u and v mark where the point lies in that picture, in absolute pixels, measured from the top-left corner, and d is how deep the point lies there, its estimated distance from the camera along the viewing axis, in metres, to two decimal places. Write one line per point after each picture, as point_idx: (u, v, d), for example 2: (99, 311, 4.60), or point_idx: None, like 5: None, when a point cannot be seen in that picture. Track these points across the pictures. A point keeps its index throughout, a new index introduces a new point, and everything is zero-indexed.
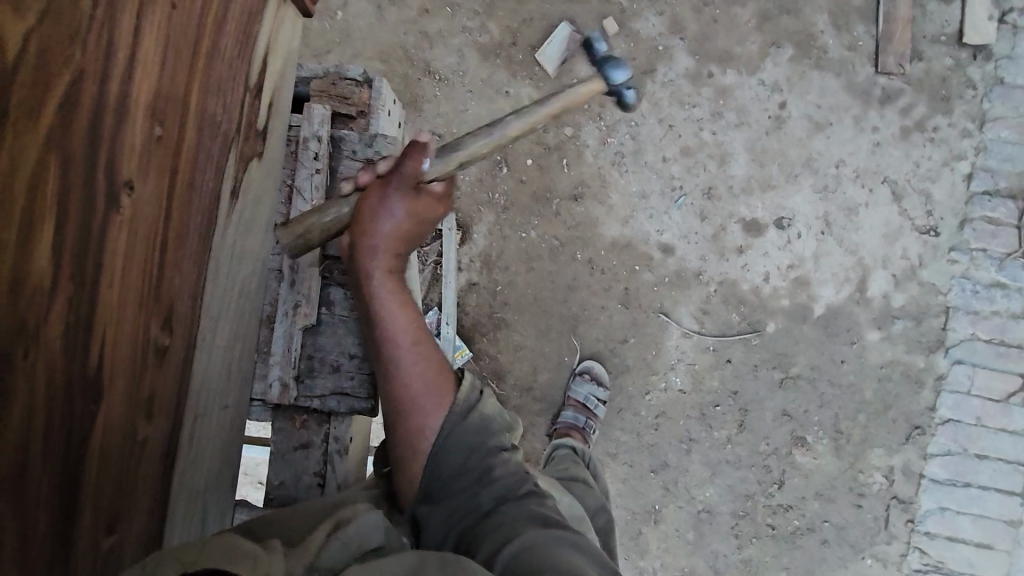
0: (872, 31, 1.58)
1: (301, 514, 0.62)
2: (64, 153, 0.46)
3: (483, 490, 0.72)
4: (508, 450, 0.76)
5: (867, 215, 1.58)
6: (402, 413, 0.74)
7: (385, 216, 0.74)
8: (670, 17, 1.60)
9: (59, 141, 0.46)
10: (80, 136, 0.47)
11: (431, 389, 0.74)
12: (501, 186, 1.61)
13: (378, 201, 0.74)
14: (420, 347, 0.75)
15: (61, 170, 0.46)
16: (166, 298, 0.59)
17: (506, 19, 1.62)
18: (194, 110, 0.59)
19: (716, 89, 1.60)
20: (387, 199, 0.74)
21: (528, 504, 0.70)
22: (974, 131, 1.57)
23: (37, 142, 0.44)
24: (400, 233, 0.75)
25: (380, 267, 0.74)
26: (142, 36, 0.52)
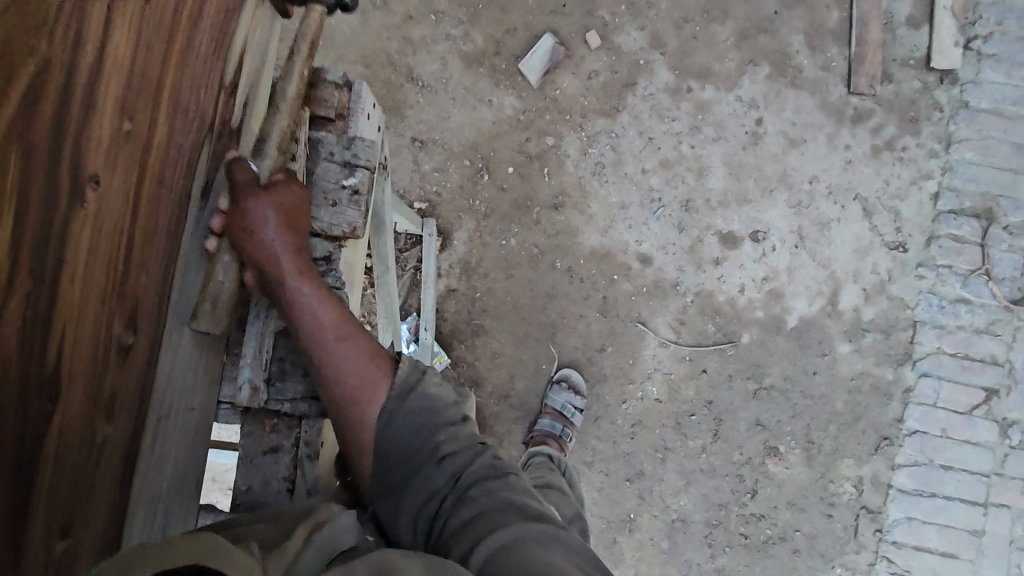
0: (845, 52, 1.63)
1: (277, 518, 0.59)
2: (27, 143, 0.44)
3: (438, 469, 0.72)
4: (458, 423, 0.75)
5: (839, 230, 1.63)
6: (345, 416, 0.70)
7: (263, 224, 0.64)
8: (651, 33, 1.63)
9: (22, 130, 0.43)
10: (45, 130, 0.45)
11: (368, 381, 0.71)
12: (482, 193, 1.62)
13: (253, 210, 0.64)
14: (347, 336, 0.71)
15: (23, 160, 0.44)
16: (132, 296, 0.55)
17: (491, 29, 1.63)
18: (167, 100, 0.55)
19: (695, 104, 1.63)
20: (258, 212, 0.64)
21: (492, 490, 0.70)
22: (941, 151, 1.61)
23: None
24: (292, 227, 0.67)
25: (289, 268, 0.67)
26: (112, 31, 0.49)
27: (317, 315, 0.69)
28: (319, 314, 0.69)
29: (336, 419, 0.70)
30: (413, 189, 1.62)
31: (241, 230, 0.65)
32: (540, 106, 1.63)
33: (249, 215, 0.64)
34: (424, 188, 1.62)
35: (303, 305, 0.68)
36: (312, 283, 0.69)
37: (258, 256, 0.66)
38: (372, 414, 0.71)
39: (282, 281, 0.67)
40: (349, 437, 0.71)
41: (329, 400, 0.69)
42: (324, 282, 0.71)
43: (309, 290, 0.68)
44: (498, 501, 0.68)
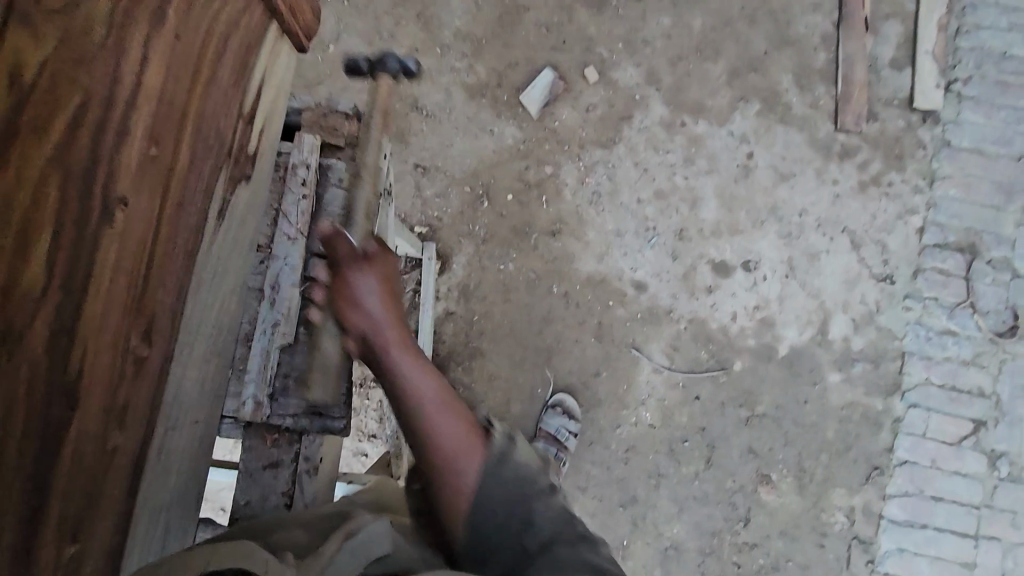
0: (832, 91, 1.70)
1: (314, 527, 0.63)
2: (64, 169, 0.43)
3: (525, 534, 0.70)
4: (547, 490, 0.75)
5: (828, 261, 1.67)
6: (442, 482, 0.71)
7: (367, 296, 0.72)
8: (647, 69, 1.70)
9: (61, 160, 0.42)
10: (81, 155, 0.44)
11: (463, 447, 0.73)
12: (481, 218, 1.66)
13: (356, 284, 0.73)
14: (445, 403, 0.75)
15: (60, 186, 0.42)
16: (149, 310, 0.55)
17: (493, 62, 1.70)
18: (191, 124, 0.56)
19: (689, 137, 1.69)
20: (365, 285, 0.73)
21: (578, 550, 0.68)
22: (925, 188, 1.67)
23: (41, 160, 0.41)
24: (391, 300, 0.74)
25: (391, 338, 0.73)
26: (148, 61, 0.49)
27: (415, 380, 0.74)
28: (417, 380, 0.74)
29: (434, 485, 0.72)
30: (414, 213, 1.66)
31: (347, 303, 0.72)
32: (539, 136, 1.68)
33: (353, 288, 0.72)
34: (425, 213, 1.66)
35: (404, 372, 0.74)
36: (409, 350, 0.75)
37: (363, 327, 0.72)
38: (468, 479, 0.71)
39: (385, 350, 0.73)
40: (446, 504, 0.71)
41: (428, 466, 0.72)
42: (422, 354, 0.77)
43: (406, 357, 0.74)
44: (578, 560, 0.67)
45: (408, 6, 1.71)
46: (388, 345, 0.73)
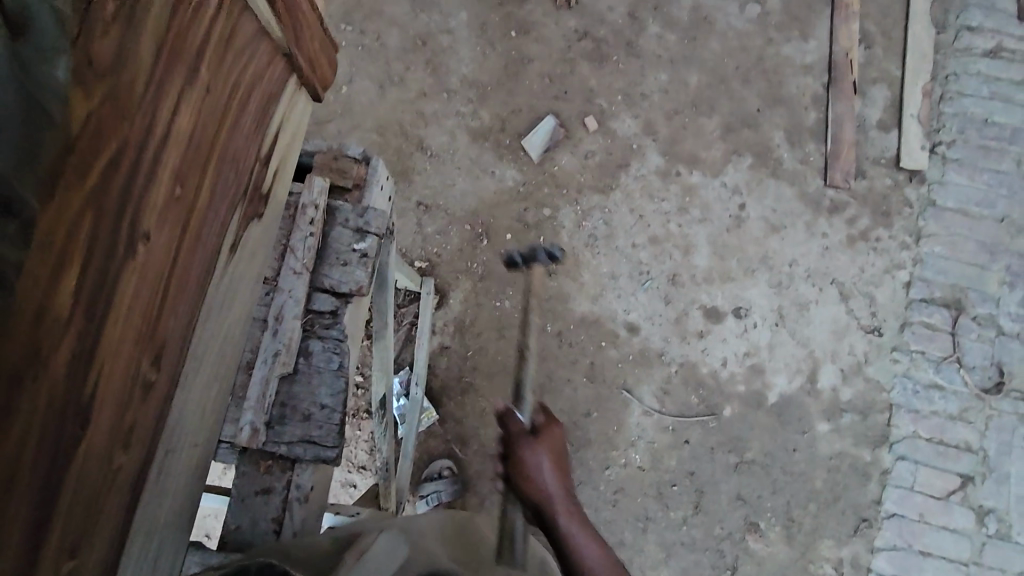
0: (822, 149, 1.77)
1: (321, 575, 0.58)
2: (97, 208, 0.45)
3: None
4: None
5: (817, 311, 1.71)
6: None
7: (540, 466, 0.92)
8: (644, 120, 1.78)
9: (95, 200, 0.44)
10: (114, 196, 0.46)
11: None
12: (480, 257, 1.72)
13: (532, 458, 0.93)
14: (606, 561, 0.87)
15: (93, 223, 0.45)
16: (160, 338, 0.57)
17: (498, 108, 1.78)
18: (214, 165, 0.59)
19: (683, 186, 1.76)
20: (535, 453, 0.93)
21: None
22: (912, 244, 1.72)
23: (79, 200, 0.43)
24: (559, 471, 0.93)
25: (560, 504, 0.90)
26: (181, 107, 0.51)
27: (580, 539, 0.88)
28: (581, 538, 0.88)
29: None
30: (415, 249, 1.72)
31: (525, 474, 0.92)
32: (539, 179, 1.75)
33: (531, 460, 0.93)
34: (425, 249, 1.72)
35: (571, 534, 0.89)
36: (574, 515, 0.91)
37: (539, 493, 0.90)
38: None
39: (555, 514, 0.90)
40: None
41: None
42: (585, 521, 0.91)
43: (571, 522, 0.90)
44: None
45: (418, 54, 1.81)
46: (556, 506, 0.90)
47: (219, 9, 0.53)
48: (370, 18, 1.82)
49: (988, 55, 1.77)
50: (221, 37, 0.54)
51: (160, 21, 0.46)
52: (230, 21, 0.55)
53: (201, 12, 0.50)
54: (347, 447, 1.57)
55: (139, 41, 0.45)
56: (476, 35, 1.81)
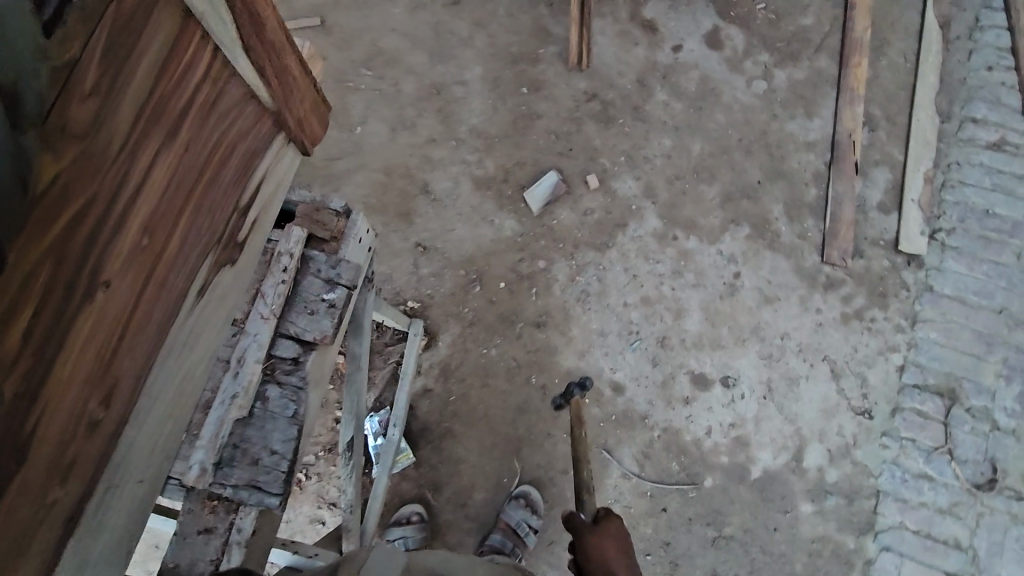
0: (821, 225, 1.78)
1: None
2: (58, 257, 0.47)
3: None
4: None
5: (807, 387, 1.68)
6: None
7: (603, 548, 0.97)
8: (645, 183, 1.82)
9: (57, 250, 0.47)
10: (78, 245, 0.48)
11: None
12: (472, 302, 1.75)
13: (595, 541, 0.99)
14: None
15: (52, 271, 0.47)
16: (112, 377, 0.58)
17: (503, 160, 1.85)
18: (188, 216, 0.61)
19: (679, 251, 1.77)
20: (595, 537, 0.99)
21: None
22: (907, 327, 1.70)
23: (39, 251, 0.45)
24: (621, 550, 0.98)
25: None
26: (157, 165, 0.54)
27: None
28: None
29: None
30: (408, 289, 1.76)
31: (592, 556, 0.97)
32: (537, 231, 1.80)
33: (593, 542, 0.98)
34: (419, 290, 1.76)
35: None
36: None
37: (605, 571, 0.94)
38: None
39: None
40: None
41: None
42: None
43: None
44: None
45: (431, 103, 1.89)
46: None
47: (205, 76, 0.57)
48: (389, 66, 1.91)
49: (990, 147, 1.79)
50: (205, 101, 0.58)
51: (143, 88, 0.49)
52: (216, 87, 0.59)
53: (186, 79, 0.54)
54: (318, 483, 1.56)
55: (120, 106, 0.48)
56: (489, 89, 1.89)
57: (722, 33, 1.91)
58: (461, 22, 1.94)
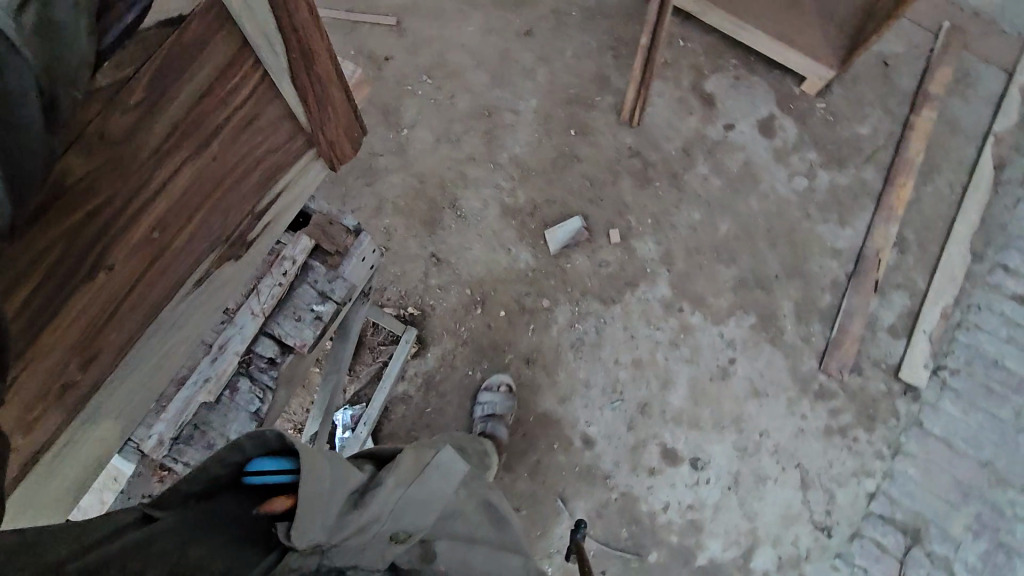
0: (826, 332, 1.77)
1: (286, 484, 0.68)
2: (68, 242, 0.53)
3: None
4: None
5: (773, 489, 1.67)
6: None
7: None
8: (665, 249, 1.84)
9: (69, 237, 0.52)
10: (89, 234, 0.54)
11: None
12: (469, 323, 1.79)
13: None
14: None
15: (60, 254, 0.52)
16: (95, 346, 0.62)
17: (535, 194, 1.89)
18: (201, 216, 0.65)
19: (681, 323, 1.79)
20: None
21: None
22: (887, 455, 1.69)
23: (53, 237, 0.51)
24: None
25: None
26: (180, 172, 0.59)
27: None
28: None
29: None
30: (413, 295, 1.81)
31: None
32: (549, 270, 1.82)
33: None
34: (422, 299, 1.81)
35: None
36: None
37: None
38: None
39: None
40: None
41: None
42: None
43: None
44: None
45: (480, 123, 1.93)
46: None
47: (248, 99, 0.61)
48: (450, 78, 1.97)
49: (1015, 299, 1.77)
50: (243, 119, 0.63)
51: (183, 107, 0.54)
52: (257, 108, 0.63)
53: (228, 101, 0.59)
54: None
55: (155, 122, 0.53)
56: (539, 123, 1.94)
57: (777, 122, 1.92)
58: (528, 53, 1.99)
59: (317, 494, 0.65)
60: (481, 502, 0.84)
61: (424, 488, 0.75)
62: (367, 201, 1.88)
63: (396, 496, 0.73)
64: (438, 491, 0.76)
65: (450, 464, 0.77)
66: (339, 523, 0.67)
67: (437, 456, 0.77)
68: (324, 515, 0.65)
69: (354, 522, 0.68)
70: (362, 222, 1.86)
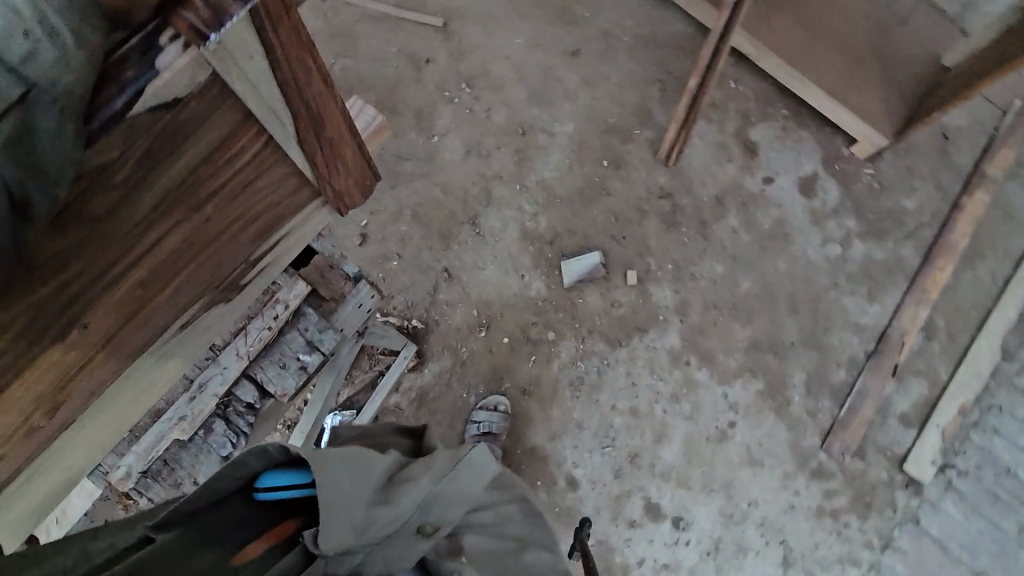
0: (834, 410, 1.71)
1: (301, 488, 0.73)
2: (42, 306, 0.52)
3: None
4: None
5: (752, 562, 1.64)
6: None
7: None
8: (681, 299, 1.78)
9: (43, 302, 0.52)
10: (64, 297, 0.53)
11: None
12: (471, 344, 1.76)
13: None
14: None
15: (33, 317, 0.52)
16: (65, 394, 0.61)
17: (557, 222, 1.84)
18: (190, 270, 0.63)
19: (686, 377, 1.74)
20: None
21: None
22: (876, 547, 1.63)
23: (26, 303, 0.51)
24: None
25: None
26: (168, 236, 0.57)
27: None
28: None
29: None
30: (419, 308, 1.79)
31: None
32: (560, 302, 1.78)
33: None
34: (428, 313, 1.78)
35: None
36: None
37: None
38: None
39: None
40: None
41: None
42: None
43: None
44: None
45: (512, 140, 1.88)
46: None
47: (249, 164, 0.59)
48: (489, 90, 1.91)
49: None
50: (242, 181, 0.60)
51: (173, 180, 0.53)
52: (258, 171, 0.61)
53: (226, 168, 0.57)
54: None
55: (141, 195, 0.52)
56: (572, 148, 1.88)
57: (819, 183, 1.84)
58: (572, 74, 1.92)
59: (337, 495, 0.68)
60: (519, 497, 0.79)
61: (454, 484, 0.73)
62: (387, 206, 1.85)
63: (427, 492, 0.72)
64: (467, 489, 0.73)
65: (479, 465, 0.73)
66: (366, 519, 0.69)
67: (468, 453, 0.73)
68: (349, 512, 0.68)
69: (379, 516, 0.70)
70: (379, 226, 1.83)
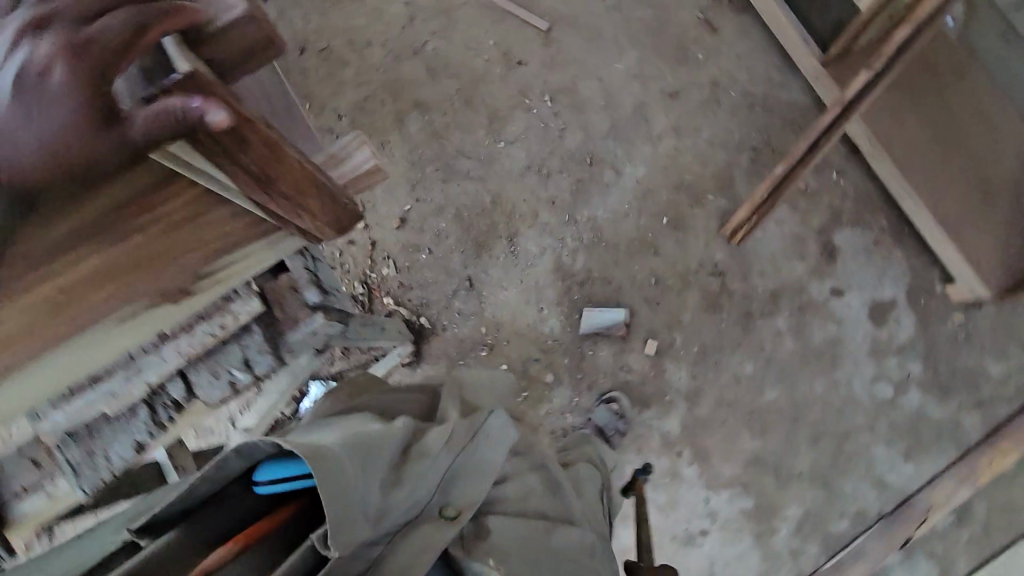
0: (821, 559, 1.59)
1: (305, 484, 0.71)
2: None
3: None
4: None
5: None
6: None
7: None
8: (696, 386, 1.66)
9: None
10: None
11: None
12: (470, 360, 1.74)
13: None
14: None
15: None
16: None
17: (595, 265, 1.74)
18: (120, 285, 0.67)
19: (673, 467, 1.64)
20: None
21: None
22: None
23: None
24: None
25: None
26: (92, 253, 0.62)
27: None
28: None
29: None
30: (431, 307, 1.77)
31: None
32: (569, 348, 1.71)
33: None
34: (437, 316, 1.77)
35: None
36: None
37: None
38: None
39: None
40: None
41: None
42: None
43: None
44: None
45: (579, 168, 1.79)
46: None
47: (186, 200, 0.64)
48: (571, 109, 1.81)
49: None
50: (180, 216, 0.65)
51: (99, 210, 0.60)
52: (199, 206, 0.65)
53: (158, 204, 0.63)
54: None
55: (64, 220, 0.59)
56: (637, 195, 1.76)
57: (893, 312, 1.62)
58: (663, 116, 1.78)
59: (350, 492, 0.66)
60: (537, 466, 0.93)
61: (473, 454, 0.83)
62: (433, 198, 1.81)
63: (444, 470, 0.80)
64: (487, 458, 0.84)
65: (497, 431, 0.85)
66: (383, 505, 0.72)
67: (487, 420, 0.85)
68: (363, 507, 0.68)
69: (395, 501, 0.73)
70: (420, 215, 1.81)
